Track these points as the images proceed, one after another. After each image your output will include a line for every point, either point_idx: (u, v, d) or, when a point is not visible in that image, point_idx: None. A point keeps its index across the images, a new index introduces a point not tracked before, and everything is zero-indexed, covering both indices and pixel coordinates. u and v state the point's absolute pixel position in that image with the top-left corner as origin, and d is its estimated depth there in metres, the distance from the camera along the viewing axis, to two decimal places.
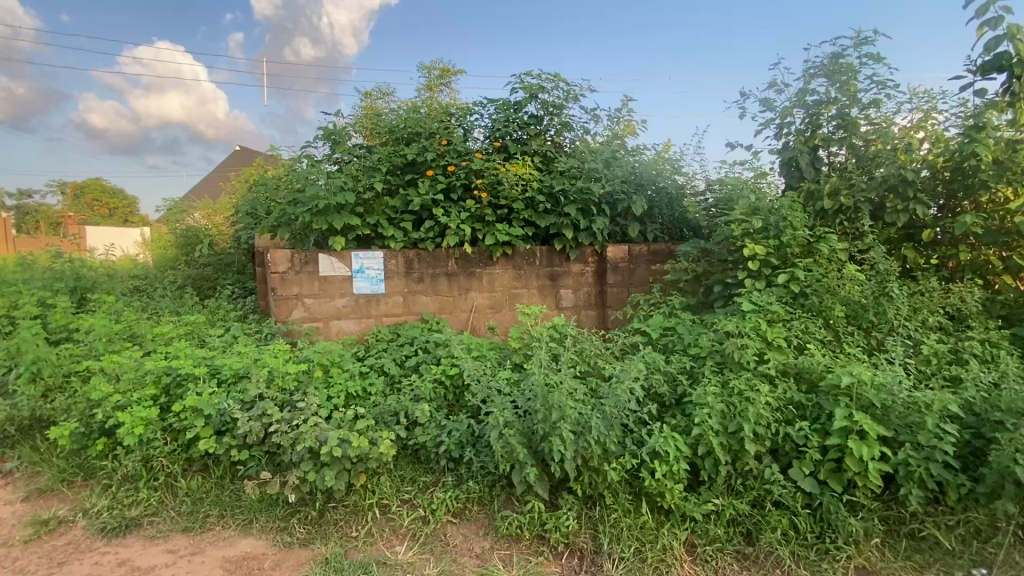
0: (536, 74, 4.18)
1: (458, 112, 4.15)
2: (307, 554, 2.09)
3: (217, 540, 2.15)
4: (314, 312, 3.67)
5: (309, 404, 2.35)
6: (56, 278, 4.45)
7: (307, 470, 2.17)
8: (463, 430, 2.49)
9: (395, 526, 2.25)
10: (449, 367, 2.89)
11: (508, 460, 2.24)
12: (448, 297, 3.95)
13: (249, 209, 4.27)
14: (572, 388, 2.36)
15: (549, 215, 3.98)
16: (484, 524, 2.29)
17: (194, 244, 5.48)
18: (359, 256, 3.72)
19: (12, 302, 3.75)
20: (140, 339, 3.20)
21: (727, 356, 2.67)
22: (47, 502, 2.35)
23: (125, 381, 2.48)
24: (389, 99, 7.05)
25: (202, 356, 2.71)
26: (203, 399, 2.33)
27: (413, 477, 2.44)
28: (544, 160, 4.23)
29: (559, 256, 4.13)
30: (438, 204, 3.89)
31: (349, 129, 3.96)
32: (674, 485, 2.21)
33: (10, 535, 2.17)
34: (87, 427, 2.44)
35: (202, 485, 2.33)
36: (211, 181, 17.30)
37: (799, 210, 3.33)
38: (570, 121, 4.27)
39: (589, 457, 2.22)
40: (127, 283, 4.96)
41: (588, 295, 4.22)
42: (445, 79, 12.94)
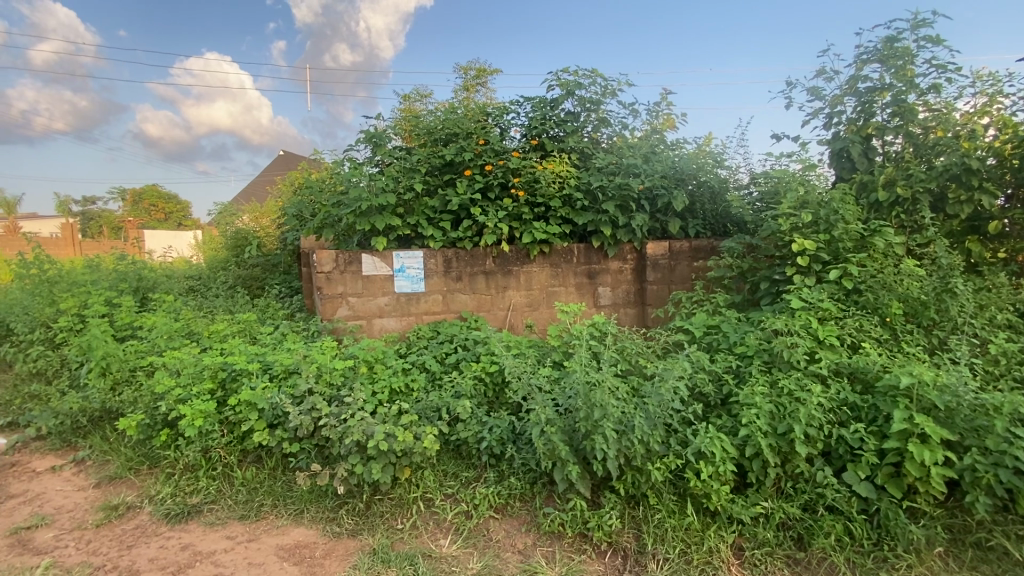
0: (573, 70, 4.16)
1: (495, 112, 4.17)
2: (355, 544, 2.15)
3: (271, 528, 2.24)
4: (357, 310, 3.77)
5: (356, 399, 2.42)
6: (120, 279, 4.74)
7: (355, 463, 2.24)
8: (504, 427, 2.53)
9: (439, 520, 2.28)
10: (489, 364, 2.93)
11: (549, 457, 2.25)
12: (486, 296, 3.98)
13: (295, 212, 4.44)
14: (615, 387, 2.34)
15: (587, 212, 3.95)
16: (526, 520, 2.29)
17: (244, 245, 5.73)
18: (400, 256, 3.80)
19: (83, 301, 4.01)
20: (197, 336, 3.37)
21: (776, 355, 2.59)
22: (117, 489, 2.50)
23: (185, 376, 2.62)
24: (427, 102, 7.19)
25: (254, 352, 2.83)
26: (257, 393, 2.43)
27: (455, 473, 2.49)
28: (582, 157, 4.20)
29: (598, 254, 4.09)
30: (476, 203, 3.92)
31: (389, 132, 4.05)
32: (721, 487, 2.16)
33: (84, 518, 2.29)
34: (152, 419, 2.59)
35: (257, 475, 2.45)
36: (257, 185, 18.08)
37: (851, 203, 3.18)
38: (608, 116, 4.22)
39: (632, 456, 2.20)
40: (184, 283, 5.24)
41: (627, 293, 4.18)
42: (482, 79, 13.05)
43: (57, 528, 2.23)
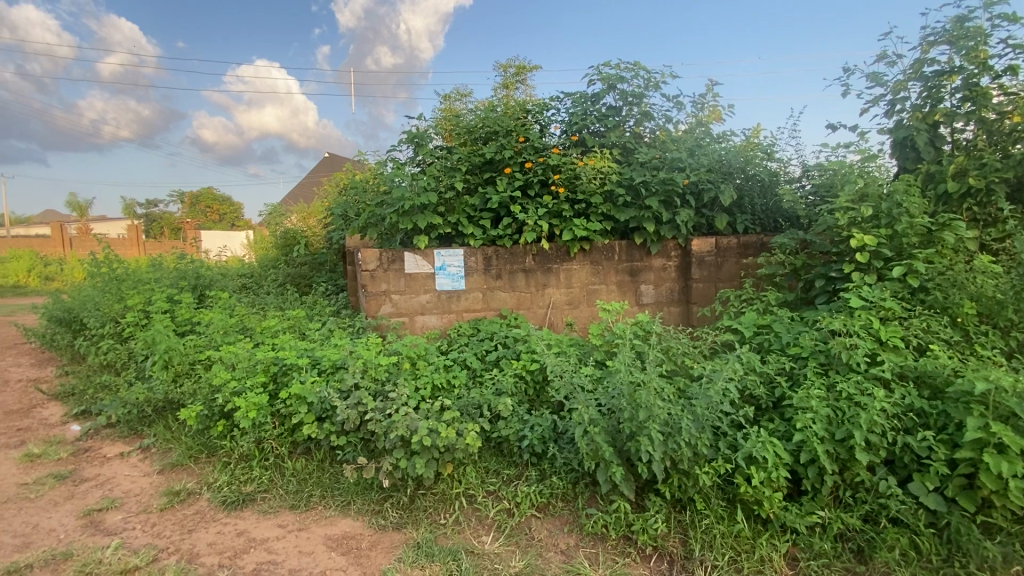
0: (615, 64, 4.09)
1: (535, 108, 4.14)
2: (399, 537, 2.18)
3: (319, 518, 2.30)
4: (400, 307, 3.84)
5: (400, 395, 2.46)
6: (181, 277, 5.01)
7: (399, 457, 2.27)
8: (546, 426, 2.51)
9: (481, 517, 2.29)
10: (529, 362, 2.91)
11: (593, 458, 2.21)
12: (526, 294, 3.96)
13: (341, 212, 4.57)
14: (660, 387, 2.28)
15: (629, 208, 3.86)
16: (569, 521, 2.27)
17: (293, 245, 5.95)
18: (441, 254, 3.84)
19: (147, 298, 4.26)
20: (251, 331, 3.52)
21: (833, 357, 2.46)
22: (178, 476, 2.64)
23: (240, 369, 2.74)
24: (468, 101, 7.24)
25: (303, 347, 2.93)
26: (307, 387, 2.51)
27: (497, 470, 2.49)
28: (624, 152, 4.11)
29: (640, 251, 4.01)
30: (516, 200, 3.92)
31: (430, 131, 4.09)
32: (774, 494, 2.07)
33: (149, 502, 2.43)
34: (210, 410, 2.72)
35: (306, 466, 2.53)
36: (305, 186, 18.77)
37: (916, 195, 2.98)
38: (650, 110, 4.12)
39: (678, 459, 2.14)
40: (237, 281, 5.48)
41: (671, 291, 4.08)
42: (522, 77, 13.09)
43: (125, 510, 2.36)
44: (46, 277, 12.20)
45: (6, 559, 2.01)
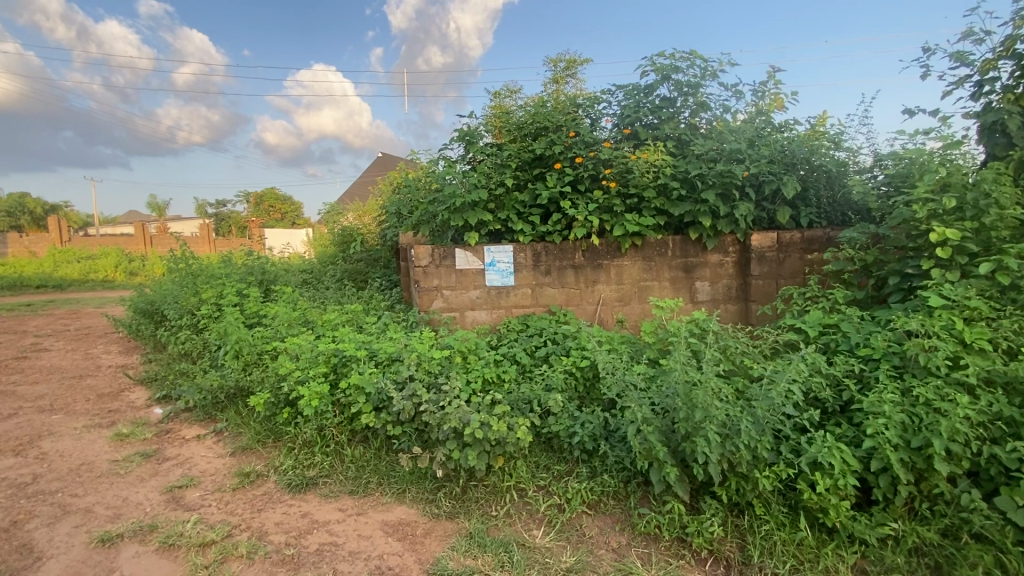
0: (670, 54, 3.97)
1: (586, 102, 4.09)
2: (452, 526, 2.23)
3: (377, 504, 2.40)
4: (451, 302, 3.91)
5: (452, 387, 2.52)
6: (249, 273, 5.33)
7: (452, 448, 2.32)
8: (597, 423, 2.50)
9: (532, 510, 2.30)
10: (580, 359, 2.90)
11: (646, 457, 2.17)
12: (575, 290, 3.94)
13: (395, 210, 4.71)
14: (718, 388, 2.21)
15: (684, 202, 3.76)
16: (620, 519, 2.24)
17: (349, 242, 6.19)
18: (491, 250, 3.87)
19: (219, 292, 4.57)
20: (312, 324, 3.70)
21: (909, 359, 2.30)
22: (248, 458, 2.82)
23: (303, 360, 2.89)
24: (517, 97, 7.27)
25: (361, 340, 3.04)
26: (365, 378, 2.62)
27: (547, 465, 2.50)
28: (678, 144, 4.00)
29: (695, 246, 3.89)
30: (566, 196, 3.89)
31: (481, 129, 4.12)
32: (840, 502, 1.96)
33: (223, 482, 2.61)
34: (276, 397, 2.89)
35: (364, 454, 2.64)
36: (361, 185, 19.47)
37: (1008, 184, 2.72)
38: (707, 100, 3.98)
39: (736, 462, 2.08)
40: (299, 277, 5.77)
41: (728, 288, 3.94)
42: (572, 70, 13.00)
43: (202, 488, 2.55)
44: (130, 272, 13.31)
45: (101, 528, 2.21)
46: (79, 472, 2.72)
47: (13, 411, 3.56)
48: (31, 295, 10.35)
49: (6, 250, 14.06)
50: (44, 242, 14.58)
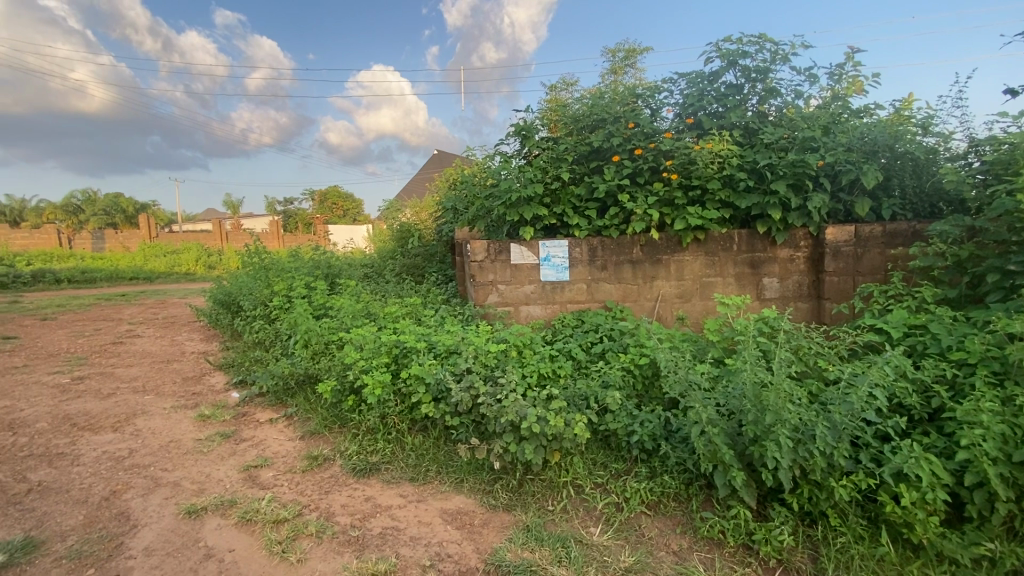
0: (737, 38, 3.78)
1: (646, 92, 3.97)
2: (509, 518, 2.24)
3: (436, 492, 2.46)
4: (506, 297, 3.92)
5: (509, 381, 2.54)
6: (315, 267, 5.60)
7: (509, 441, 2.33)
8: (656, 422, 2.43)
9: (589, 507, 2.28)
10: (638, 356, 2.83)
11: (710, 460, 2.09)
12: (633, 285, 3.85)
13: (452, 205, 4.79)
14: (789, 390, 2.10)
15: (750, 194, 3.58)
16: (681, 522, 2.18)
17: (408, 237, 6.36)
18: (546, 245, 3.85)
19: (289, 284, 4.83)
20: (374, 316, 3.84)
21: (1012, 365, 2.08)
22: (316, 442, 2.97)
23: (366, 350, 3.00)
24: (574, 90, 7.19)
25: (421, 333, 3.13)
26: (424, 369, 2.69)
27: (605, 463, 2.47)
28: (745, 133, 3.81)
29: (763, 240, 3.71)
30: (624, 189, 3.79)
31: (537, 123, 4.11)
32: (928, 517, 1.81)
33: (293, 463, 2.76)
34: (342, 385, 3.02)
35: (423, 443, 2.71)
36: (418, 181, 19.94)
37: None
38: (777, 86, 3.77)
39: (809, 469, 1.96)
40: (361, 270, 6.00)
41: (798, 285, 3.73)
42: (632, 60, 12.71)
43: (275, 469, 2.71)
44: (209, 265, 14.36)
45: (187, 501, 2.40)
46: (168, 448, 2.97)
47: (112, 391, 3.93)
48: (124, 286, 11.35)
49: (105, 246, 15.50)
50: (135, 238, 15.93)
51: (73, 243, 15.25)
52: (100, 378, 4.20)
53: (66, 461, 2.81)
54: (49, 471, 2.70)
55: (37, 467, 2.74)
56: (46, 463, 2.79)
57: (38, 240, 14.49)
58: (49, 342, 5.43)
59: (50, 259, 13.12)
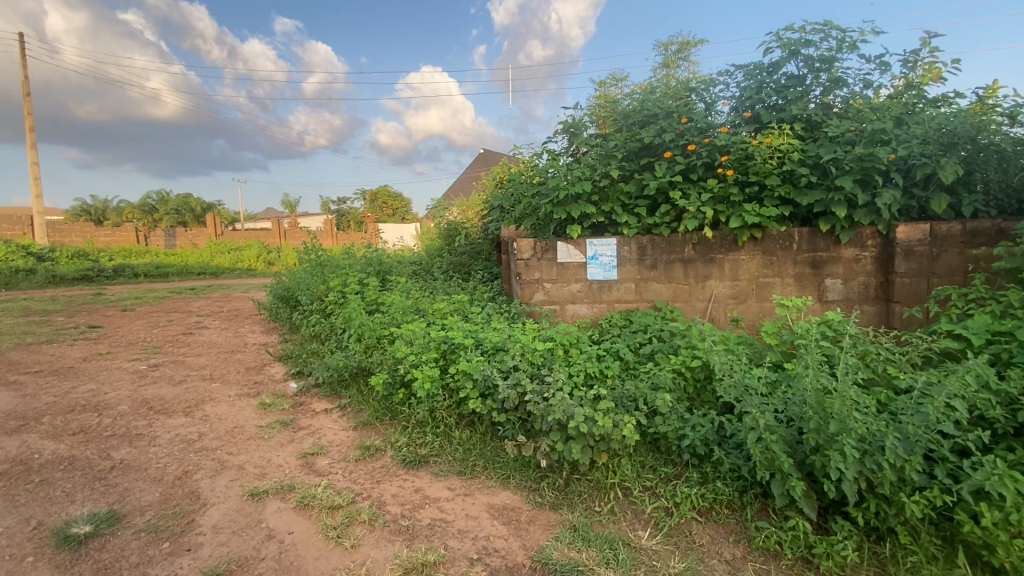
0: (800, 26, 3.60)
1: (700, 85, 3.85)
2: (556, 517, 2.24)
3: (482, 487, 2.48)
4: (552, 295, 3.91)
5: (556, 380, 2.53)
6: (367, 264, 5.80)
7: (556, 440, 2.32)
8: (708, 427, 2.36)
9: (638, 511, 2.24)
10: (690, 358, 2.76)
11: (766, 468, 2.01)
12: (684, 286, 3.74)
13: (499, 203, 4.83)
14: (855, 398, 2.00)
15: (812, 190, 3.40)
16: (735, 530, 2.11)
17: (455, 235, 6.47)
18: (594, 243, 3.81)
19: (343, 281, 5.02)
20: (423, 312, 3.94)
21: None
22: (368, 433, 3.08)
23: (416, 346, 3.08)
24: (624, 85, 7.11)
25: (468, 329, 3.19)
26: (472, 365, 2.73)
27: (654, 467, 2.41)
28: (807, 126, 3.63)
29: (826, 239, 3.52)
30: (676, 186, 3.69)
31: (586, 120, 4.06)
32: (1014, 541, 1.64)
33: (347, 452, 2.86)
34: (392, 378, 3.12)
35: (470, 438, 2.76)
36: (465, 180, 20.27)
37: None
38: (844, 75, 3.56)
39: (877, 482, 1.86)
40: (410, 267, 6.15)
41: (864, 287, 3.52)
42: (685, 54, 12.50)
43: (330, 457, 2.82)
44: (269, 262, 15.14)
45: (250, 484, 2.54)
46: (233, 434, 3.15)
47: (183, 378, 4.21)
48: (193, 281, 12.13)
49: (177, 243, 16.62)
50: (203, 236, 17.03)
51: (149, 240, 16.45)
52: (172, 366, 4.52)
53: (144, 442, 3.04)
54: (130, 450, 2.93)
55: (119, 446, 2.98)
56: (127, 443, 3.03)
57: (120, 237, 15.70)
58: (128, 332, 5.87)
59: (129, 255, 14.22)
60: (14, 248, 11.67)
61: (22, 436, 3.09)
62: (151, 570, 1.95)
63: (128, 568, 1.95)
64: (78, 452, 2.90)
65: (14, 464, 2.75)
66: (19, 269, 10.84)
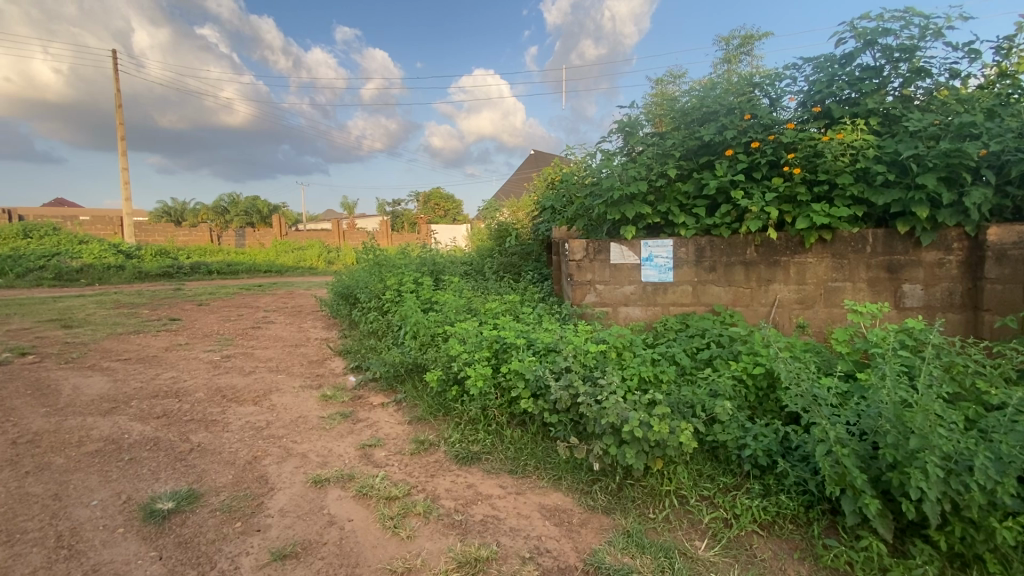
0: (877, 15, 3.39)
1: (766, 80, 3.70)
2: (608, 521, 2.21)
3: (534, 487, 2.49)
4: (604, 297, 3.86)
5: (609, 382, 2.50)
6: (422, 264, 5.96)
7: (609, 444, 2.30)
8: (771, 438, 2.27)
9: (694, 520, 2.17)
10: (751, 365, 2.65)
11: (837, 483, 1.89)
12: (745, 289, 3.60)
13: (552, 204, 4.83)
14: (939, 412, 1.86)
15: (889, 189, 3.19)
16: (799, 547, 2.01)
17: (507, 235, 6.52)
18: (649, 244, 3.73)
19: (399, 280, 5.19)
20: (476, 312, 4.00)
21: None
22: (422, 428, 3.16)
23: (469, 344, 3.15)
24: (682, 82, 6.93)
25: (520, 329, 3.21)
26: (525, 365, 2.75)
27: (711, 476, 2.34)
28: (884, 120, 3.40)
29: (905, 242, 3.28)
30: (737, 185, 3.55)
31: (642, 119, 3.99)
32: None
33: (403, 446, 2.95)
34: (446, 375, 3.19)
35: (521, 437, 2.77)
36: (516, 181, 20.40)
37: None
38: (927, 65, 3.32)
39: (963, 505, 1.71)
40: (463, 267, 6.26)
41: (949, 293, 3.25)
42: (747, 47, 12.05)
43: (387, 449, 2.92)
44: (329, 261, 15.86)
45: (314, 471, 2.68)
46: (298, 423, 3.33)
47: (253, 369, 4.48)
48: (261, 278, 12.86)
49: (246, 242, 17.70)
50: (269, 236, 18.08)
51: (222, 239, 17.62)
52: (243, 357, 4.82)
53: (218, 427, 3.26)
54: (206, 434, 3.15)
55: (197, 430, 3.21)
56: (203, 428, 3.26)
57: (196, 237, 16.92)
58: (204, 325, 6.32)
59: (205, 253, 15.27)
60: (108, 246, 12.84)
61: (114, 418, 3.39)
62: (225, 547, 2.08)
63: (205, 544, 2.10)
64: (162, 434, 3.15)
65: (108, 442, 3.03)
66: (111, 265, 11.90)
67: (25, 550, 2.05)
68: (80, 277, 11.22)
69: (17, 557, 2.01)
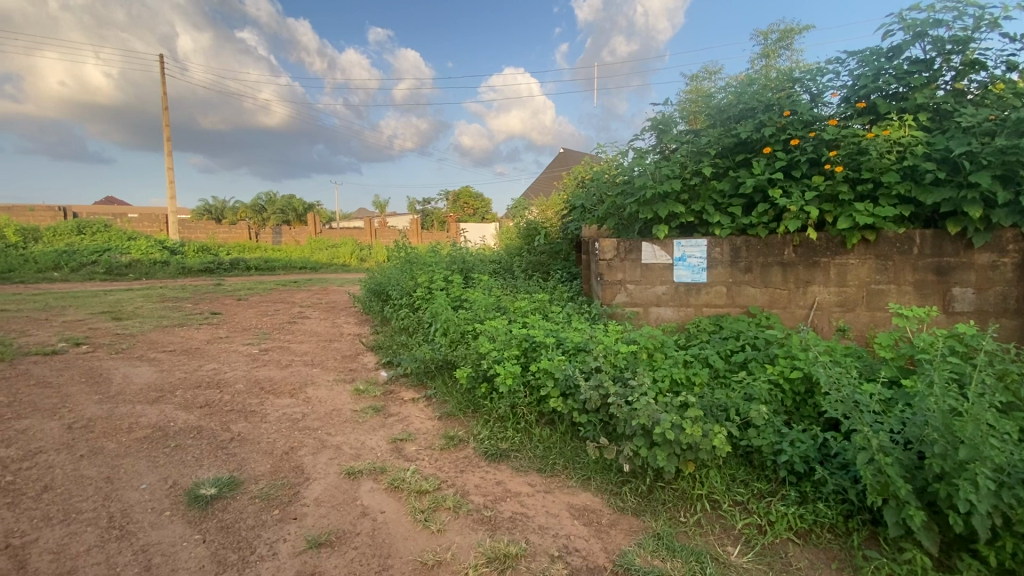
0: (928, 5, 3.24)
1: (806, 75, 3.58)
2: (638, 523, 2.19)
3: (563, 485, 2.49)
4: (635, 297, 3.82)
5: (640, 384, 2.48)
6: (452, 262, 6.02)
7: (639, 445, 2.27)
8: (808, 444, 2.21)
9: (726, 525, 2.13)
10: (788, 369, 2.58)
11: (879, 493, 1.83)
12: (782, 290, 3.50)
13: (582, 203, 4.80)
14: (991, 422, 1.77)
15: (939, 188, 3.05)
16: (838, 557, 1.95)
17: (535, 234, 6.52)
18: (682, 243, 3.67)
19: (430, 277, 5.26)
20: (505, 310, 4.02)
21: None
22: (452, 423, 3.21)
23: (499, 342, 3.17)
24: (717, 78, 6.78)
25: (549, 328, 3.22)
26: (554, 364, 2.75)
27: (745, 481, 2.29)
28: (933, 116, 3.26)
29: (955, 243, 3.14)
30: (775, 183, 3.45)
31: (676, 116, 3.92)
32: None
33: (433, 441, 3.00)
34: (475, 372, 3.23)
35: (550, 436, 2.78)
36: (545, 180, 20.38)
37: None
38: (982, 57, 3.15)
39: (1016, 520, 1.63)
40: (492, 265, 6.30)
41: (1002, 297, 3.10)
42: (787, 42, 11.71)
43: (417, 444, 2.97)
44: (361, 259, 16.22)
45: (347, 463, 2.75)
46: (331, 416, 3.42)
47: (289, 362, 4.63)
48: (296, 274, 13.25)
49: (282, 240, 18.27)
50: (304, 233, 18.61)
51: (260, 237, 18.23)
52: (279, 351, 4.98)
53: (257, 418, 3.38)
54: (246, 424, 3.27)
55: (237, 420, 3.34)
56: (243, 418, 3.38)
57: (236, 234, 17.55)
58: (243, 319, 6.56)
59: (244, 250, 15.82)
60: (154, 243, 13.47)
61: (160, 406, 3.56)
62: (264, 533, 2.16)
63: (245, 529, 2.18)
64: (204, 423, 3.29)
65: (155, 429, 3.18)
66: (157, 260, 12.47)
67: (80, 529, 2.18)
68: (128, 272, 11.78)
69: (72, 536, 2.14)
